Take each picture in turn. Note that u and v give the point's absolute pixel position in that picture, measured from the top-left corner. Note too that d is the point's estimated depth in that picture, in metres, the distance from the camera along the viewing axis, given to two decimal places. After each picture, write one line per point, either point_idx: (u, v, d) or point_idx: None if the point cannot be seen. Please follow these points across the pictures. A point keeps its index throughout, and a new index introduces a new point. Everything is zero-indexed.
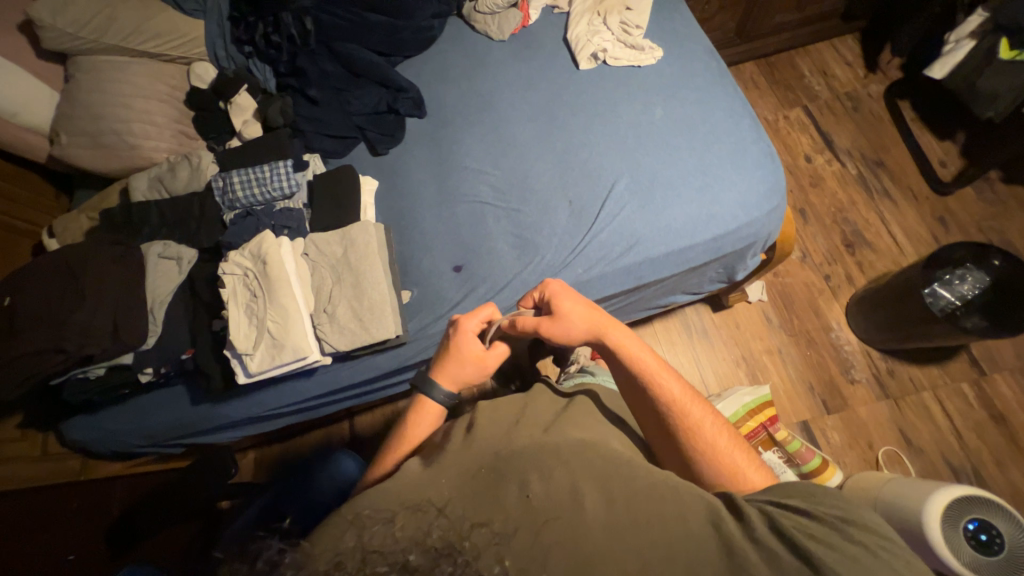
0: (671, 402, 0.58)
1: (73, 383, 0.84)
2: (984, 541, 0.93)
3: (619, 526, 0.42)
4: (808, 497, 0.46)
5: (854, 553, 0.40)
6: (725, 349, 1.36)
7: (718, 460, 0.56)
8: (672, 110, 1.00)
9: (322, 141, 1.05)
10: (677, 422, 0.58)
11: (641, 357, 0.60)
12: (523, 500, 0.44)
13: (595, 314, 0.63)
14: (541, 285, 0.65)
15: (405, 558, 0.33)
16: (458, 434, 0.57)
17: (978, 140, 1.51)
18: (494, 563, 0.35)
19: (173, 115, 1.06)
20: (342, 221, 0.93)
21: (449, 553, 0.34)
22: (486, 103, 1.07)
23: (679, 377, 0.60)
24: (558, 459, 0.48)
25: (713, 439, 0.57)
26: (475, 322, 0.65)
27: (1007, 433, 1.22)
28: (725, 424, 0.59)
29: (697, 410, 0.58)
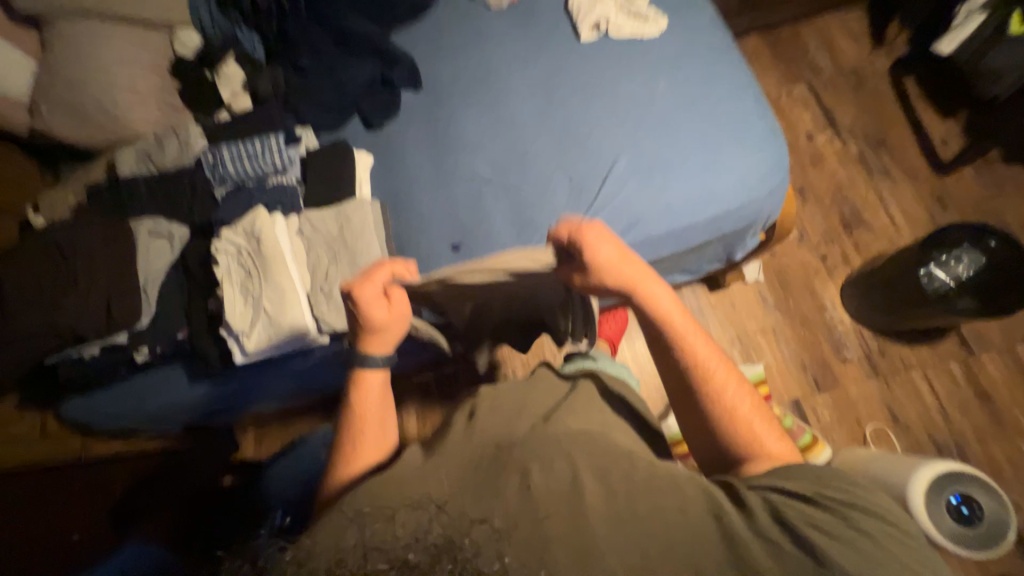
0: (695, 361, 0.58)
1: (69, 362, 0.83)
2: (965, 514, 0.98)
3: (619, 518, 0.43)
4: (814, 480, 0.46)
5: (858, 542, 0.41)
6: (720, 329, 1.37)
7: (737, 426, 0.56)
8: (675, 85, 0.98)
9: (315, 114, 1.01)
10: (699, 384, 0.58)
11: (671, 314, 0.59)
12: (523, 490, 0.44)
13: (630, 267, 0.60)
14: (574, 231, 0.61)
15: (406, 555, 0.35)
16: (460, 421, 0.58)
17: (980, 118, 1.49)
18: (495, 559, 0.37)
19: (157, 85, 1.02)
20: (337, 198, 0.91)
21: (449, 550, 0.36)
22: (484, 75, 1.04)
23: (708, 339, 0.59)
24: (560, 448, 0.47)
25: (734, 404, 0.57)
26: (374, 287, 0.62)
27: (990, 410, 1.26)
28: (750, 391, 0.58)
29: (720, 373, 0.58)
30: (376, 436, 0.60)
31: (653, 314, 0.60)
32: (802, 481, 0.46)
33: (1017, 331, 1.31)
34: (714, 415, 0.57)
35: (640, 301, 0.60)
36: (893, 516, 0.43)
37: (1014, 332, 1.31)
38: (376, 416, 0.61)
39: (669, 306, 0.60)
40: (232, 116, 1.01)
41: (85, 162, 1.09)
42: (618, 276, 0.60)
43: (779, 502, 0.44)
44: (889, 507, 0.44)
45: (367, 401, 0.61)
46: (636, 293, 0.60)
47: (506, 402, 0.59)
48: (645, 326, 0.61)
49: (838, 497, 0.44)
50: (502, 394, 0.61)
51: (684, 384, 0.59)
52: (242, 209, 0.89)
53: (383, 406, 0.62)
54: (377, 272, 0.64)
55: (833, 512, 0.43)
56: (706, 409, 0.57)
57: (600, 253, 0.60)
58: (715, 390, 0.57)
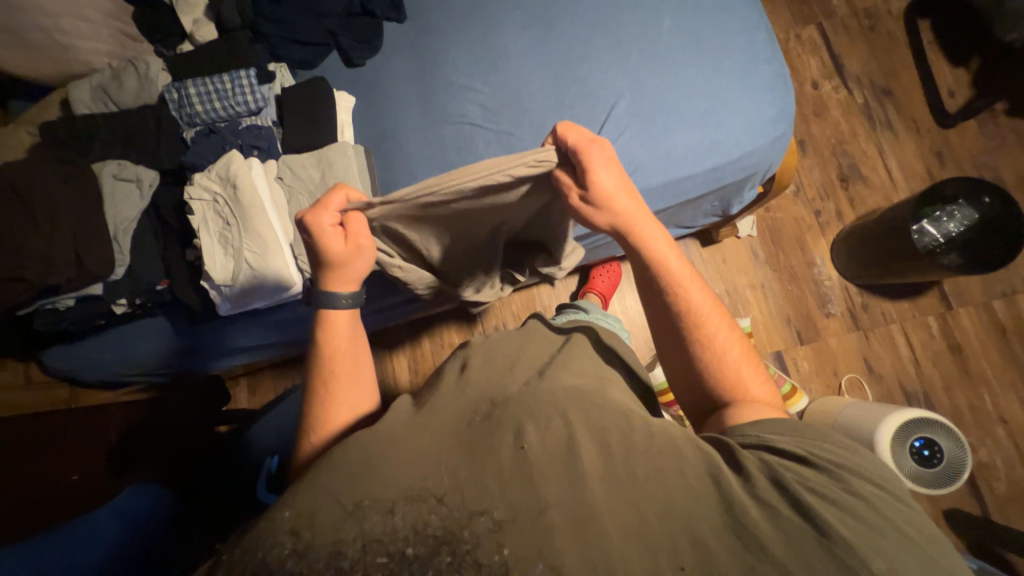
0: (688, 303, 0.59)
1: (43, 314, 0.80)
2: (926, 456, 1.04)
3: (616, 482, 0.43)
4: (808, 443, 0.48)
5: (855, 508, 0.42)
6: (710, 283, 1.38)
7: (725, 370, 0.57)
8: (682, 21, 0.91)
9: (289, 48, 0.92)
10: (691, 328, 0.59)
11: (667, 258, 0.60)
12: (517, 450, 0.44)
13: (631, 202, 0.60)
14: (579, 149, 0.57)
15: (404, 549, 0.39)
16: (451, 373, 0.58)
17: (991, 68, 1.43)
18: (495, 550, 0.39)
19: (108, 9, 0.91)
20: (318, 142, 0.85)
21: (448, 542, 0.39)
22: (475, 7, 0.95)
23: (702, 286, 0.60)
24: (555, 407, 0.48)
25: (723, 349, 0.58)
26: (328, 215, 0.61)
27: (960, 362, 1.31)
28: (740, 339, 0.60)
29: (712, 317, 0.59)
30: (352, 375, 0.61)
31: (650, 255, 0.60)
32: (797, 443, 0.48)
33: (996, 287, 1.34)
34: (703, 358, 0.58)
35: (638, 242, 0.60)
36: (886, 482, 0.45)
37: (993, 288, 1.34)
38: (349, 355, 0.62)
39: (666, 249, 0.60)
40: (196, 48, 0.90)
41: (36, 99, 0.99)
42: (618, 210, 0.59)
43: (777, 464, 0.45)
44: (882, 473, 0.46)
45: (337, 342, 0.62)
46: (634, 231, 0.60)
47: (500, 351, 0.60)
48: (641, 267, 0.61)
49: (834, 462, 0.46)
50: (496, 343, 0.62)
51: (676, 326, 0.60)
52: (215, 152, 0.83)
53: (354, 344, 0.63)
54: (332, 198, 0.62)
55: (829, 476, 0.45)
56: (695, 352, 0.58)
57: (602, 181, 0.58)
58: (706, 333, 0.58)
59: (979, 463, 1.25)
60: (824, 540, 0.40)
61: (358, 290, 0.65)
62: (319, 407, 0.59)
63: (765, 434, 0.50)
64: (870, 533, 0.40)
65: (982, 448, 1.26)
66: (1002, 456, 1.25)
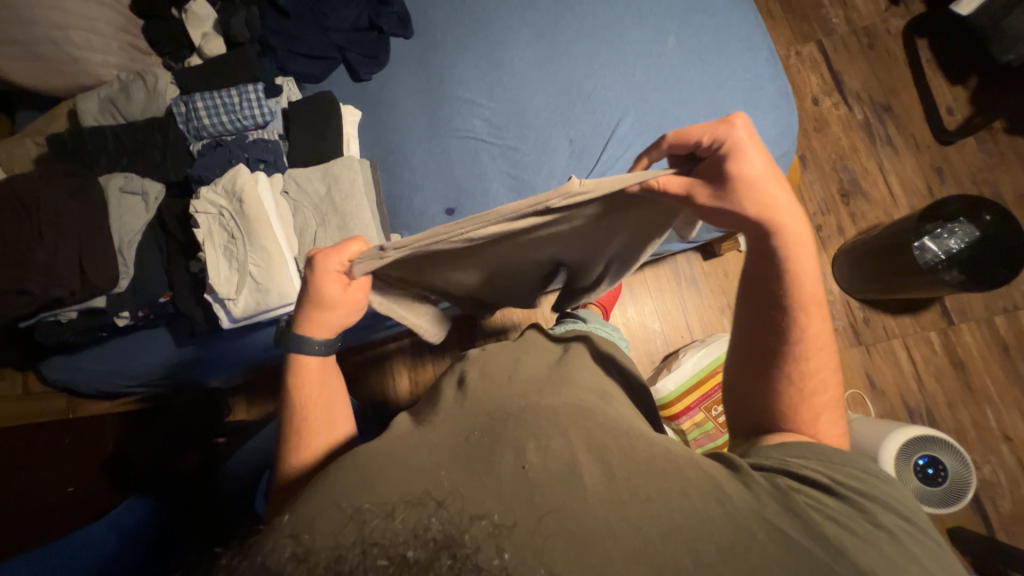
0: (800, 325, 0.53)
1: (45, 325, 0.80)
2: (931, 474, 1.04)
3: (618, 501, 0.41)
4: (826, 462, 0.49)
5: (872, 537, 0.42)
6: (711, 297, 1.39)
7: (806, 402, 0.53)
8: (686, 40, 0.92)
9: (297, 61, 0.93)
10: (792, 353, 0.53)
11: (803, 275, 0.52)
12: (518, 469, 0.44)
13: (783, 199, 0.51)
14: (727, 122, 0.49)
15: (404, 551, 0.34)
16: (449, 388, 0.60)
17: (988, 86, 1.45)
18: (494, 556, 0.36)
19: (119, 22, 0.91)
20: (322, 156, 0.86)
21: (449, 546, 0.34)
22: (481, 23, 0.96)
23: (824, 317, 0.54)
24: (557, 424, 0.48)
25: (813, 384, 0.54)
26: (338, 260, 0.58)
27: (963, 378, 1.31)
28: (835, 384, 0.55)
29: (818, 348, 0.54)
30: (325, 418, 0.59)
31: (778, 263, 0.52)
32: (821, 469, 0.48)
33: (997, 303, 1.34)
34: (786, 381, 0.54)
35: (775, 246, 0.52)
36: (904, 508, 0.45)
37: (995, 304, 1.34)
38: (322, 397, 0.60)
39: (805, 262, 0.52)
40: (204, 61, 0.91)
41: (44, 109, 1.00)
42: (766, 202, 0.50)
43: (788, 486, 0.45)
44: (903, 501, 0.46)
45: (307, 383, 0.60)
46: (775, 234, 0.51)
47: (498, 366, 0.61)
48: (751, 270, 0.55)
49: (854, 488, 0.46)
50: (493, 356, 0.64)
51: (769, 340, 0.55)
52: (221, 165, 0.83)
53: (326, 383, 0.61)
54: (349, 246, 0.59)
55: (848, 503, 0.45)
56: (779, 371, 0.54)
57: (752, 167, 0.49)
58: (802, 361, 0.53)
59: (982, 481, 1.24)
60: (839, 567, 0.39)
61: (333, 338, 0.61)
62: (291, 453, 0.57)
63: (788, 457, 0.49)
64: (883, 556, 0.40)
65: (986, 466, 1.25)
66: (1006, 474, 1.24)
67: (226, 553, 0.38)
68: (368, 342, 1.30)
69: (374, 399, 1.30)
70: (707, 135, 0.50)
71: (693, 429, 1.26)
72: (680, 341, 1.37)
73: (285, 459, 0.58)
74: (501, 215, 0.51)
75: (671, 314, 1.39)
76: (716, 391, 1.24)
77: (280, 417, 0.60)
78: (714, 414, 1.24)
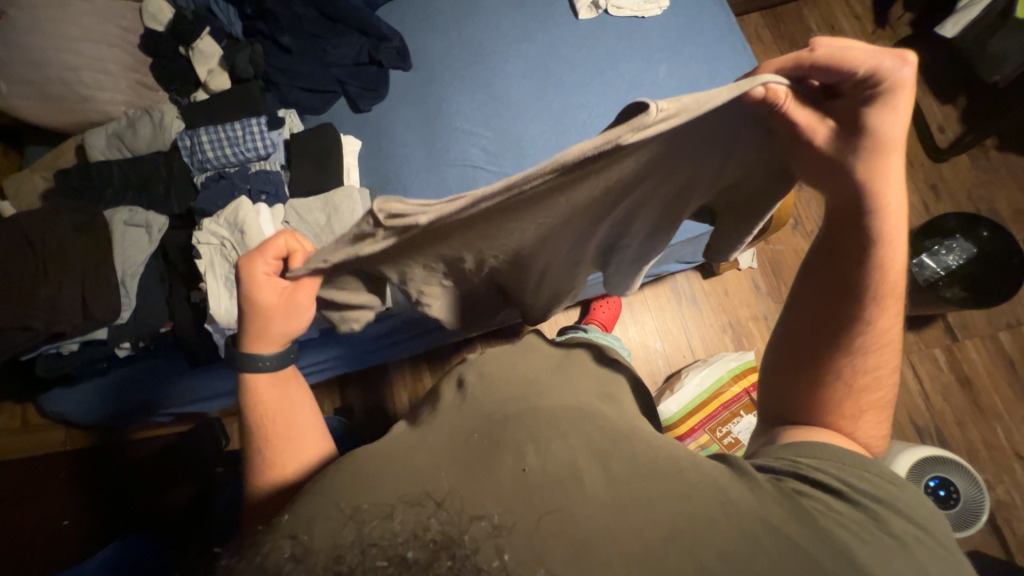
0: (868, 315, 0.52)
1: (46, 358, 0.80)
2: (942, 496, 1.01)
3: (618, 504, 0.41)
4: (837, 463, 0.47)
5: (886, 552, 0.40)
6: (712, 315, 1.39)
7: (852, 400, 0.52)
8: (677, 68, 0.95)
9: (299, 95, 0.96)
10: (850, 335, 0.53)
11: (890, 256, 0.51)
12: (518, 471, 0.43)
13: (897, 176, 0.50)
14: (895, 61, 0.44)
15: (404, 553, 0.33)
16: (449, 391, 0.59)
17: (979, 104, 1.47)
18: (494, 557, 0.35)
19: (127, 62, 0.95)
20: (324, 185, 0.88)
21: (448, 547, 0.34)
22: (477, 54, 1.00)
23: (896, 309, 0.52)
24: (558, 429, 0.48)
25: (863, 376, 0.53)
26: (258, 275, 0.57)
27: (970, 395, 1.29)
28: (884, 386, 0.53)
29: (879, 346, 0.53)
30: (290, 433, 0.58)
31: (867, 240, 0.51)
32: (834, 473, 0.46)
33: (1000, 318, 1.33)
34: (837, 368, 0.53)
35: (863, 223, 0.51)
36: (922, 520, 0.43)
37: (997, 319, 1.33)
38: (284, 412, 0.59)
39: (896, 243, 0.51)
40: (209, 96, 0.94)
41: (53, 143, 1.02)
42: (873, 174, 0.49)
43: (795, 491, 0.44)
44: (924, 514, 0.43)
45: (264, 403, 0.59)
46: (870, 212, 0.51)
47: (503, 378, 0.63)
48: (829, 240, 0.54)
49: (868, 496, 0.44)
50: (490, 359, 0.64)
51: (831, 320, 0.54)
52: (225, 197, 0.84)
53: (285, 400, 0.60)
54: (273, 244, 0.57)
55: (857, 508, 0.43)
56: (837, 356, 0.53)
57: (891, 123, 0.47)
58: (859, 354, 0.53)
59: (997, 502, 1.21)
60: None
61: (286, 351, 0.61)
62: (261, 475, 0.56)
63: (799, 459, 0.48)
64: (890, 564, 0.39)
65: (1000, 486, 1.22)
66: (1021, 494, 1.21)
67: (228, 556, 0.39)
68: (369, 367, 1.30)
69: (374, 424, 1.29)
70: (864, 70, 0.45)
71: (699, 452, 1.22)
72: (683, 361, 1.36)
73: (254, 483, 0.56)
74: (557, 159, 0.45)
75: (672, 333, 1.38)
76: (720, 412, 1.23)
77: (244, 443, 0.59)
78: (718, 435, 1.22)
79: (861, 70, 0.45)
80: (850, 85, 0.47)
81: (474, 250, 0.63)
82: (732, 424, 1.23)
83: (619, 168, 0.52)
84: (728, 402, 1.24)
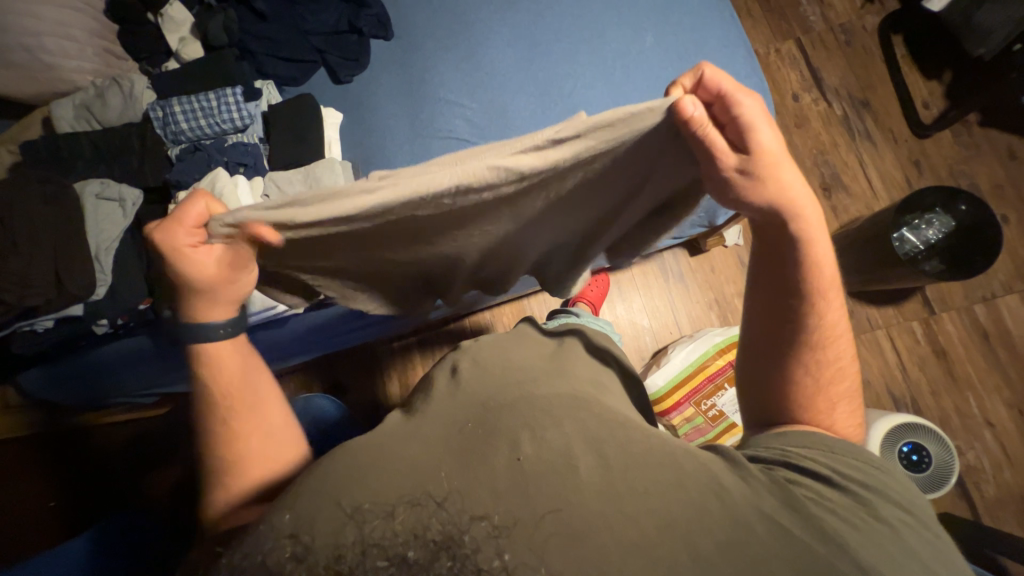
0: (818, 314, 0.55)
1: (21, 335, 0.77)
2: (915, 460, 1.05)
3: (614, 492, 0.43)
4: (823, 452, 0.50)
5: (870, 533, 0.43)
6: (699, 292, 1.40)
7: (822, 394, 0.55)
8: (663, 38, 0.93)
9: (277, 65, 0.93)
10: (812, 334, 0.55)
11: (822, 261, 0.54)
12: (513, 461, 0.44)
13: (798, 183, 0.50)
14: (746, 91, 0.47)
15: (404, 552, 0.36)
16: (443, 378, 0.61)
17: (963, 80, 1.48)
18: (495, 557, 0.37)
19: (94, 28, 0.90)
20: (305, 159, 0.85)
21: (448, 547, 0.36)
22: (461, 24, 0.97)
23: (840, 303, 0.56)
24: (552, 417, 0.50)
25: (828, 372, 0.55)
26: (179, 242, 0.52)
27: (946, 366, 1.33)
28: (849, 372, 0.56)
29: (833, 339, 0.56)
30: (254, 407, 0.61)
31: (794, 253, 0.53)
32: (824, 460, 0.50)
33: (976, 292, 1.37)
34: (803, 370, 0.56)
35: (790, 237, 0.53)
36: (903, 501, 0.47)
37: (974, 293, 1.37)
38: (246, 396, 0.61)
39: (823, 251, 0.53)
40: (182, 65, 0.91)
41: (18, 117, 0.97)
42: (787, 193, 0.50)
43: (786, 480, 0.47)
44: (908, 498, 0.47)
45: (227, 377, 0.60)
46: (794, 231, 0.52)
47: (489, 354, 0.64)
48: (767, 258, 0.56)
49: (855, 481, 0.48)
50: (484, 347, 0.66)
51: (784, 330, 0.56)
52: (200, 168, 0.81)
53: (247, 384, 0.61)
54: (191, 206, 0.52)
55: (845, 493, 0.47)
56: (799, 360, 0.56)
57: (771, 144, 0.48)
58: (820, 350, 0.55)
59: (967, 467, 1.27)
60: (830, 557, 0.40)
61: (237, 318, 0.61)
62: (226, 455, 0.58)
63: (787, 447, 0.51)
64: (875, 543, 0.42)
65: (970, 452, 1.28)
66: (990, 459, 1.27)
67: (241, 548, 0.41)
68: (357, 346, 1.30)
69: (365, 403, 1.30)
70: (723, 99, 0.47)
71: (683, 424, 1.26)
72: (670, 337, 1.38)
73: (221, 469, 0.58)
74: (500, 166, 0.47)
75: (659, 310, 1.40)
76: (705, 385, 1.26)
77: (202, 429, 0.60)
78: (703, 408, 1.25)
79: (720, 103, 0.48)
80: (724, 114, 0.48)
81: (419, 246, 0.66)
82: (717, 397, 1.26)
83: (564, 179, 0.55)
84: (714, 376, 1.27)
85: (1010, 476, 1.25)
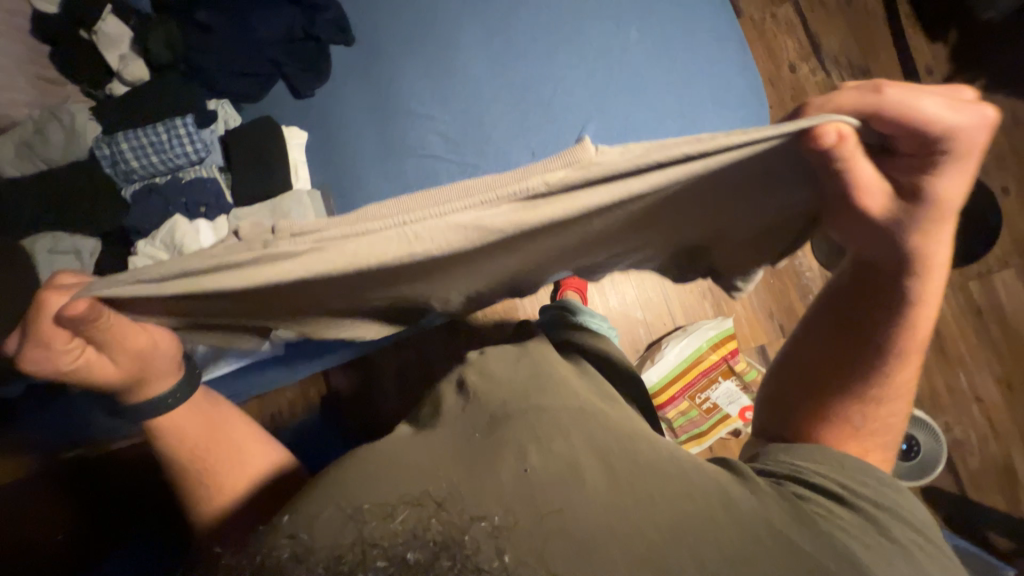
0: (888, 366, 0.52)
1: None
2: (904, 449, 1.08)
3: (617, 504, 0.42)
4: (833, 468, 0.50)
5: (867, 542, 0.43)
6: (692, 282, 1.38)
7: (858, 439, 0.54)
8: (649, 32, 0.85)
9: (230, 81, 0.85)
10: (871, 382, 0.53)
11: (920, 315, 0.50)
12: (518, 471, 0.43)
13: (942, 233, 0.45)
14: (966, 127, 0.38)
15: (404, 552, 0.30)
16: (450, 395, 0.61)
17: (969, 41, 1.39)
18: (495, 555, 0.32)
19: (21, 53, 0.81)
20: (269, 188, 0.80)
21: (448, 546, 0.31)
22: (429, 23, 0.88)
23: (914, 361, 0.53)
24: (560, 429, 0.49)
25: (875, 422, 0.54)
26: (55, 358, 0.51)
27: (938, 344, 1.34)
28: (897, 427, 0.55)
29: (892, 395, 0.54)
30: (229, 447, 0.62)
31: (897, 291, 0.49)
32: (833, 478, 0.49)
33: (971, 268, 1.35)
34: (844, 412, 0.54)
35: (899, 280, 0.48)
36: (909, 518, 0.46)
37: (968, 270, 1.35)
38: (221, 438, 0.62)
39: (926, 305, 0.49)
40: (126, 88, 0.83)
41: None
42: (928, 241, 0.45)
43: (794, 495, 0.47)
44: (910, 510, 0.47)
45: (190, 420, 0.62)
46: (909, 270, 0.47)
47: (497, 365, 0.63)
48: (859, 291, 0.51)
49: (871, 503, 0.46)
50: (493, 359, 0.65)
51: (843, 366, 0.54)
52: (157, 212, 0.77)
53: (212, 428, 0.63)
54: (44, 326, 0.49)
55: (855, 512, 0.46)
56: (848, 401, 0.54)
57: (949, 192, 0.42)
58: (875, 401, 0.53)
59: (954, 442, 1.30)
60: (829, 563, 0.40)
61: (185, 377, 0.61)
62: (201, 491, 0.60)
63: (798, 463, 0.51)
64: (887, 561, 0.42)
65: (958, 426, 1.30)
66: (976, 433, 1.30)
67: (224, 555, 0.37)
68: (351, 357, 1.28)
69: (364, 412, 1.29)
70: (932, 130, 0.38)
71: (678, 417, 1.28)
72: (664, 329, 1.37)
73: (201, 505, 0.59)
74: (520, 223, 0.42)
75: (652, 301, 1.37)
76: (699, 379, 1.27)
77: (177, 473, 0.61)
78: (697, 401, 1.27)
79: (931, 131, 0.38)
80: (915, 144, 0.40)
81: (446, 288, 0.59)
82: (710, 390, 1.28)
83: (610, 220, 0.48)
84: (708, 369, 1.28)
85: (995, 448, 1.29)
